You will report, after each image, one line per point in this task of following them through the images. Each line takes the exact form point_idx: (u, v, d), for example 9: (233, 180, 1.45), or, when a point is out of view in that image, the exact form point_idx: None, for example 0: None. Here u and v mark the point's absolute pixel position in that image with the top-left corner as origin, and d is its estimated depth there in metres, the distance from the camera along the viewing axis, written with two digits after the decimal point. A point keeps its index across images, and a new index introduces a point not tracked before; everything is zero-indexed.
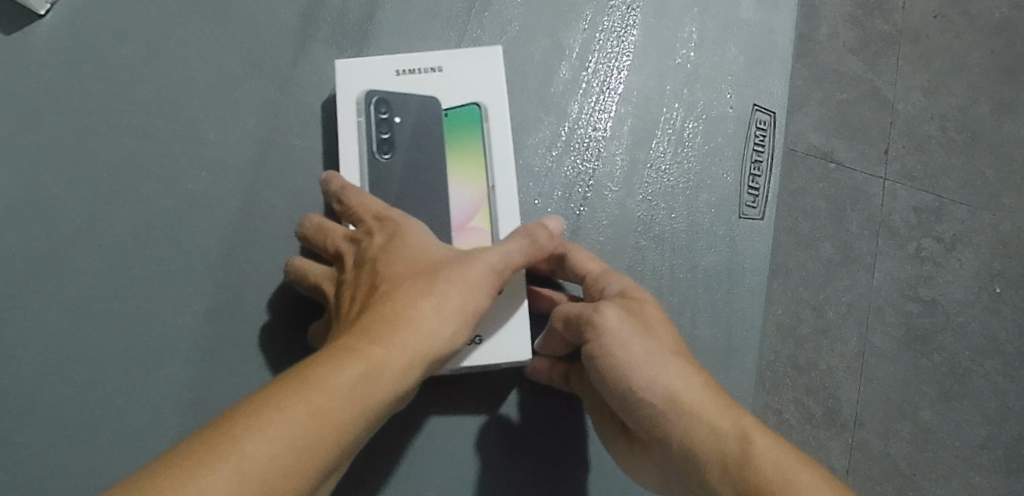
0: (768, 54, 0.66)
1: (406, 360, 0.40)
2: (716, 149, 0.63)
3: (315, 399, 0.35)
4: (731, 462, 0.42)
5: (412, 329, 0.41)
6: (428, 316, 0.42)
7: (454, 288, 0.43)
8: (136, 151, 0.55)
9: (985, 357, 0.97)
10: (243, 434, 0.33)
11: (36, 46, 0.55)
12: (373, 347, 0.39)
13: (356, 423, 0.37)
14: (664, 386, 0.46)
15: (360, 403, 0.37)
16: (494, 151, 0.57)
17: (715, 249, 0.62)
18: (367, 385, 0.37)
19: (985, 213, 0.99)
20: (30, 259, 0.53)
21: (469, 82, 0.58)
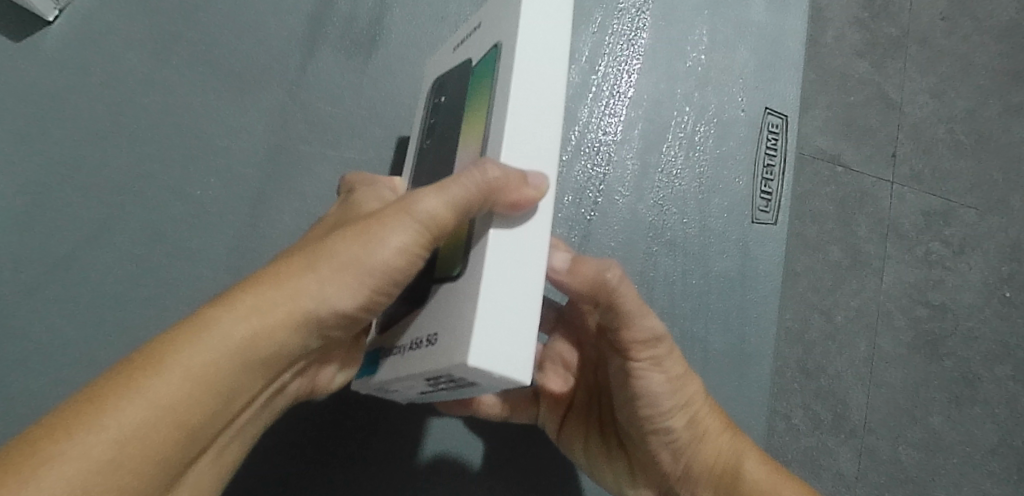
0: (779, 57, 0.65)
1: (263, 328, 0.32)
2: (727, 153, 0.62)
3: (141, 382, 0.30)
4: (722, 484, 0.48)
5: (281, 291, 0.33)
6: (306, 275, 0.33)
7: (350, 239, 0.34)
8: (143, 157, 0.55)
9: (996, 362, 0.96)
10: (49, 434, 0.28)
11: (45, 52, 0.54)
12: (220, 314, 0.32)
13: (194, 403, 0.31)
14: (687, 418, 0.46)
15: (196, 384, 0.31)
16: (494, 102, 0.39)
17: (728, 255, 0.61)
18: (211, 356, 0.31)
19: (994, 217, 0.98)
20: (31, 261, 0.52)
21: (496, 23, 0.42)
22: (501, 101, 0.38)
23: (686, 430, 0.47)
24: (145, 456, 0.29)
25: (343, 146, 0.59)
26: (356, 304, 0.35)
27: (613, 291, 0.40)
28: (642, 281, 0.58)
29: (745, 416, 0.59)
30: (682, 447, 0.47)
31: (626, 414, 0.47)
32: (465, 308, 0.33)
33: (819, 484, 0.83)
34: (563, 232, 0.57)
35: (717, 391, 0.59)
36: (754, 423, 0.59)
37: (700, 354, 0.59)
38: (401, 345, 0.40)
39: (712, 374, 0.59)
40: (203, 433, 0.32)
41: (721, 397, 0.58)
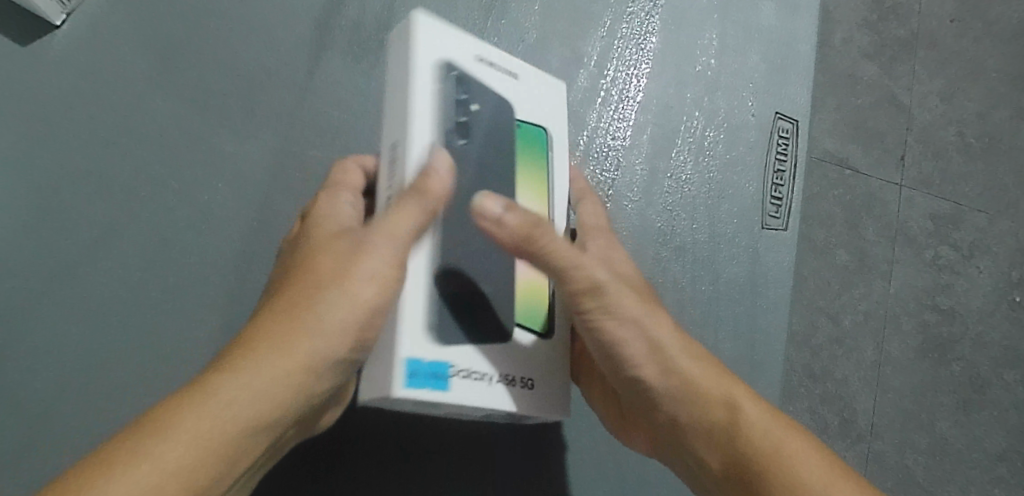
0: (790, 61, 0.65)
1: (265, 397, 0.34)
2: (737, 158, 0.62)
3: (152, 454, 0.31)
4: (719, 442, 0.41)
5: (273, 360, 0.35)
6: (296, 342, 0.35)
7: (333, 299, 0.36)
8: (152, 160, 0.55)
9: (1006, 368, 0.94)
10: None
11: (54, 56, 0.54)
12: (217, 386, 0.34)
13: (205, 470, 0.33)
14: (659, 366, 0.41)
15: (198, 449, 0.32)
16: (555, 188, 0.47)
17: (738, 260, 0.61)
18: (208, 424, 0.33)
19: (1003, 221, 0.97)
20: (42, 265, 0.52)
21: (532, 100, 0.46)
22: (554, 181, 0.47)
23: (661, 383, 0.42)
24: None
25: (352, 150, 0.59)
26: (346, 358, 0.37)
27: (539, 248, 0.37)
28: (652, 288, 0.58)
29: None
30: (662, 404, 0.42)
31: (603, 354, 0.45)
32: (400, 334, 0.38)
33: None
34: None
35: None
36: None
37: None
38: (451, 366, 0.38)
39: None
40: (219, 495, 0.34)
41: None
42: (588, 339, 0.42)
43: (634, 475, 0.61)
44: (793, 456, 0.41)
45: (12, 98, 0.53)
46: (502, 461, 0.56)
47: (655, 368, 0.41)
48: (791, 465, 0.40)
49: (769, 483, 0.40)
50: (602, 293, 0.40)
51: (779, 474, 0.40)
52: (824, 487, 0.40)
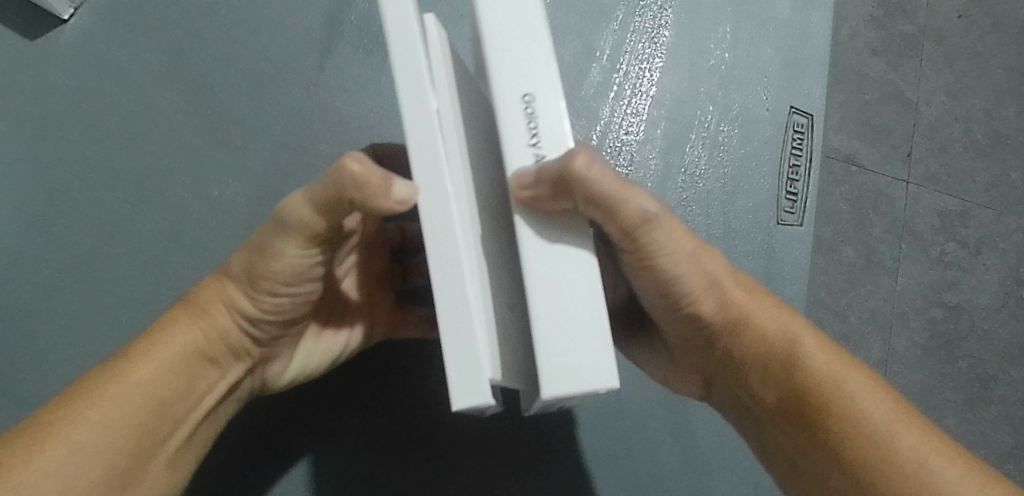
0: (806, 55, 0.64)
1: (200, 330, 0.42)
2: (752, 153, 0.61)
3: (124, 374, 0.39)
4: (778, 372, 0.42)
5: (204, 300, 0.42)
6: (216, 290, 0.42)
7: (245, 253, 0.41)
8: (160, 156, 0.55)
9: (1013, 365, 0.93)
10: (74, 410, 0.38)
11: (60, 50, 0.54)
12: (181, 312, 0.42)
13: (161, 382, 0.40)
14: (710, 305, 0.42)
15: (161, 375, 0.40)
16: None
17: (753, 256, 0.60)
18: (161, 359, 0.40)
19: (1012, 217, 0.96)
20: (60, 263, 0.53)
21: None
22: None
23: (715, 318, 0.43)
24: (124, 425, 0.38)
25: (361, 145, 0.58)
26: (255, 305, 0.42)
27: (580, 187, 0.31)
28: None
29: None
30: (718, 340, 0.44)
31: (648, 296, 0.43)
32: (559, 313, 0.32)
33: None
34: None
35: None
36: None
37: None
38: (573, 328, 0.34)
39: None
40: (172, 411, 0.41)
41: None
42: (641, 275, 0.40)
43: (646, 475, 0.62)
44: (853, 388, 0.40)
45: (22, 95, 0.53)
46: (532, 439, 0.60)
47: (711, 303, 0.42)
48: (852, 398, 0.40)
49: (828, 417, 0.40)
50: (655, 222, 0.36)
51: (837, 411, 0.39)
52: (889, 423, 0.39)
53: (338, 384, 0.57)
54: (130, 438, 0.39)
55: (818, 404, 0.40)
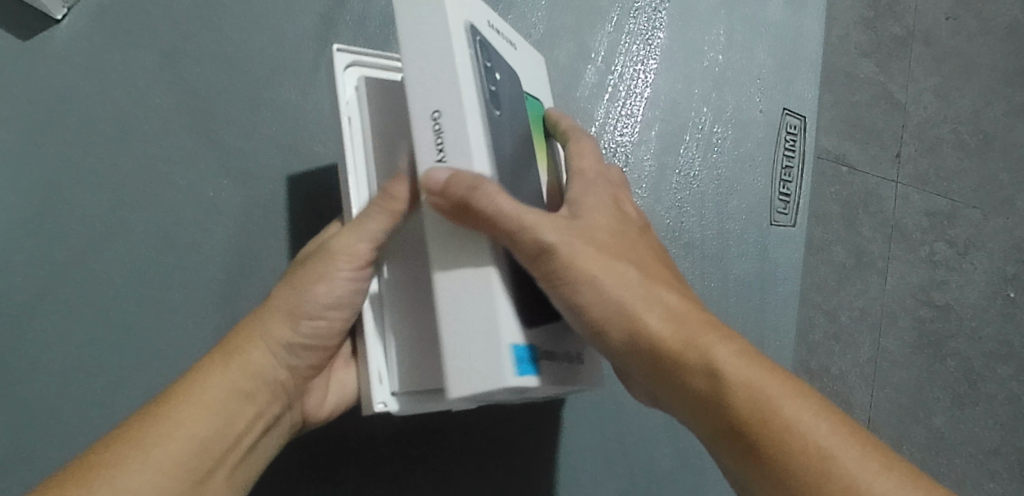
0: (798, 57, 0.65)
1: (242, 365, 0.39)
2: (745, 155, 0.62)
3: (165, 419, 0.36)
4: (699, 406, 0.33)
5: (243, 333, 0.41)
6: (254, 323, 0.41)
7: (286, 288, 0.41)
8: (152, 156, 0.54)
9: (999, 363, 0.95)
10: (118, 452, 0.34)
11: (52, 49, 0.52)
12: (218, 354, 0.40)
13: (207, 417, 0.37)
14: (614, 331, 0.35)
15: (204, 417, 0.37)
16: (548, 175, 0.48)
17: (747, 256, 0.60)
18: (202, 401, 0.37)
19: (998, 217, 0.97)
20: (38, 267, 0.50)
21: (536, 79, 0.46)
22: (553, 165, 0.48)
23: (636, 344, 0.35)
24: (167, 463, 0.34)
25: None
26: (296, 335, 0.41)
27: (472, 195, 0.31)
28: None
29: None
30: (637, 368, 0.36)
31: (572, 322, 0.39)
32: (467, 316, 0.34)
33: None
34: None
35: None
36: None
37: None
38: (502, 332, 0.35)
39: None
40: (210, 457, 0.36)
41: None
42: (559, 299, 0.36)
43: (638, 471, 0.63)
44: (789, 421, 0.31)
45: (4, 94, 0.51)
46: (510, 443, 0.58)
47: (617, 330, 0.35)
48: (787, 434, 0.30)
49: (768, 461, 0.30)
50: (555, 247, 0.34)
51: (770, 447, 0.30)
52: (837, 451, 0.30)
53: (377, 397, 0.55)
54: (179, 477, 0.35)
55: (749, 438, 0.31)
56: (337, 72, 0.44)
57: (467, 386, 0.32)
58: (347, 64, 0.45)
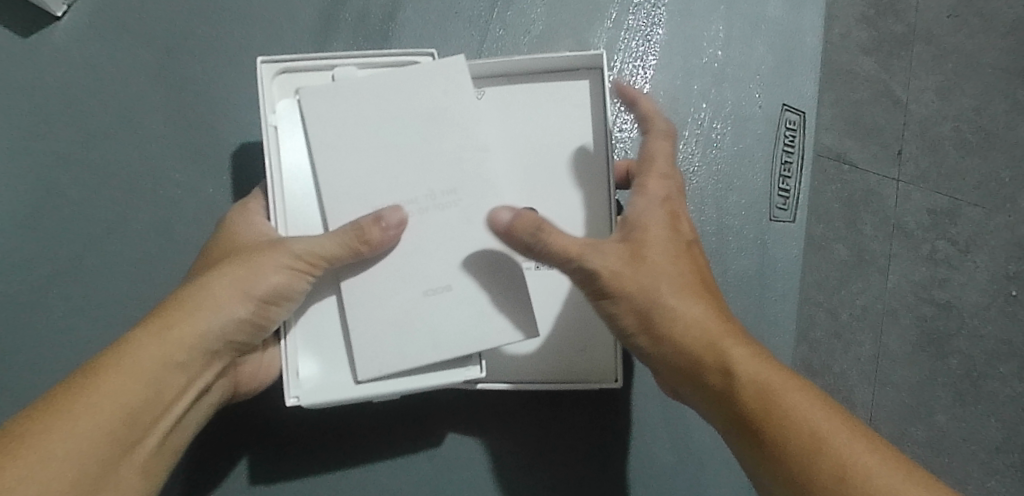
0: (799, 51, 0.64)
1: (190, 342, 0.45)
2: (745, 150, 0.61)
3: (100, 386, 0.42)
4: (714, 399, 0.46)
5: (191, 311, 0.46)
6: (206, 303, 0.46)
7: (238, 272, 0.46)
8: (159, 155, 0.56)
9: (1003, 361, 0.94)
10: (45, 421, 0.41)
11: (61, 54, 0.55)
12: (150, 332, 0.45)
13: (155, 384, 0.44)
14: (683, 361, 0.47)
15: (128, 398, 0.43)
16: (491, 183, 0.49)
17: (746, 252, 0.60)
18: (121, 384, 0.43)
19: (1001, 215, 0.96)
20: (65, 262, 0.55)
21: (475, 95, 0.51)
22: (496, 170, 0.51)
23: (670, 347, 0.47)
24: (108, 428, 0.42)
25: None
26: (247, 316, 0.47)
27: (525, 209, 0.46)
28: None
29: None
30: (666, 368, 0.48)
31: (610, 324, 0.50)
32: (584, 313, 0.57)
33: None
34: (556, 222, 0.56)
35: None
36: None
37: None
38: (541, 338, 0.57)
39: None
40: (138, 426, 0.43)
41: None
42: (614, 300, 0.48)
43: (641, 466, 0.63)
44: (790, 405, 0.43)
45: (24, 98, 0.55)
46: (534, 445, 0.61)
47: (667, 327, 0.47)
48: (781, 424, 0.43)
49: (761, 438, 0.43)
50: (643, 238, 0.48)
51: (769, 438, 0.43)
52: (815, 438, 0.42)
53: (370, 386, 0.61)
54: (108, 443, 0.42)
55: (753, 426, 0.44)
56: (265, 78, 0.51)
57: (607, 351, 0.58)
58: (275, 73, 0.51)
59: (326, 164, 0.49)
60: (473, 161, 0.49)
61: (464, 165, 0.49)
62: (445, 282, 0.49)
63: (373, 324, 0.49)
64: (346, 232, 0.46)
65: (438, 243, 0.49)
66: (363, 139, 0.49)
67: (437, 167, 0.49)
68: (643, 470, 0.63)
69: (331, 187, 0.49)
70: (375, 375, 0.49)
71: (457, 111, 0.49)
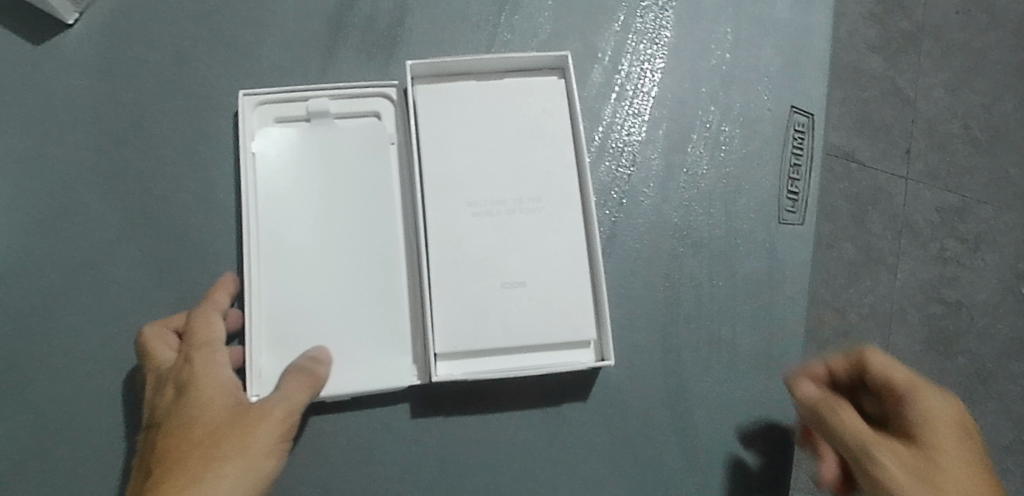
0: (806, 53, 0.63)
1: (233, 482, 0.40)
2: (753, 153, 0.61)
3: None
4: None
5: (252, 460, 0.41)
6: (231, 453, 0.41)
7: (269, 403, 0.45)
8: (164, 159, 0.56)
9: (1012, 359, 0.94)
10: None
11: (72, 59, 0.56)
12: (202, 465, 0.40)
13: None
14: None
15: None
16: (557, 186, 0.55)
17: (752, 254, 0.59)
18: None
19: (1010, 213, 0.96)
20: (65, 266, 0.53)
21: (544, 105, 0.57)
22: (526, 170, 0.55)
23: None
24: None
25: None
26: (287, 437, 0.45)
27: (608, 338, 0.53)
28: (666, 283, 0.58)
29: (771, 418, 0.57)
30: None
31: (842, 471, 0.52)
32: (568, 311, 0.54)
33: None
34: (604, 206, 0.59)
35: (742, 390, 0.57)
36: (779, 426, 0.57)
37: (726, 356, 0.58)
38: (528, 339, 0.53)
39: (736, 375, 0.57)
40: None
41: (745, 397, 0.57)
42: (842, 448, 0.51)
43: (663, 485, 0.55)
44: None
45: (34, 102, 0.55)
46: (568, 448, 0.55)
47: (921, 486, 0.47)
48: None
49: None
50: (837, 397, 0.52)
51: None
52: None
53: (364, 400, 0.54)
54: None
55: None
56: (244, 108, 0.54)
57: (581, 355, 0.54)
58: (255, 105, 0.55)
59: (430, 160, 0.55)
60: (559, 176, 0.56)
61: (550, 178, 0.55)
62: (520, 278, 0.54)
63: (458, 306, 0.53)
64: (302, 375, 0.48)
65: (520, 239, 0.54)
66: (468, 142, 0.55)
67: (528, 175, 0.55)
68: (673, 484, 0.55)
69: (437, 180, 0.55)
70: (457, 351, 0.53)
71: (554, 121, 0.57)
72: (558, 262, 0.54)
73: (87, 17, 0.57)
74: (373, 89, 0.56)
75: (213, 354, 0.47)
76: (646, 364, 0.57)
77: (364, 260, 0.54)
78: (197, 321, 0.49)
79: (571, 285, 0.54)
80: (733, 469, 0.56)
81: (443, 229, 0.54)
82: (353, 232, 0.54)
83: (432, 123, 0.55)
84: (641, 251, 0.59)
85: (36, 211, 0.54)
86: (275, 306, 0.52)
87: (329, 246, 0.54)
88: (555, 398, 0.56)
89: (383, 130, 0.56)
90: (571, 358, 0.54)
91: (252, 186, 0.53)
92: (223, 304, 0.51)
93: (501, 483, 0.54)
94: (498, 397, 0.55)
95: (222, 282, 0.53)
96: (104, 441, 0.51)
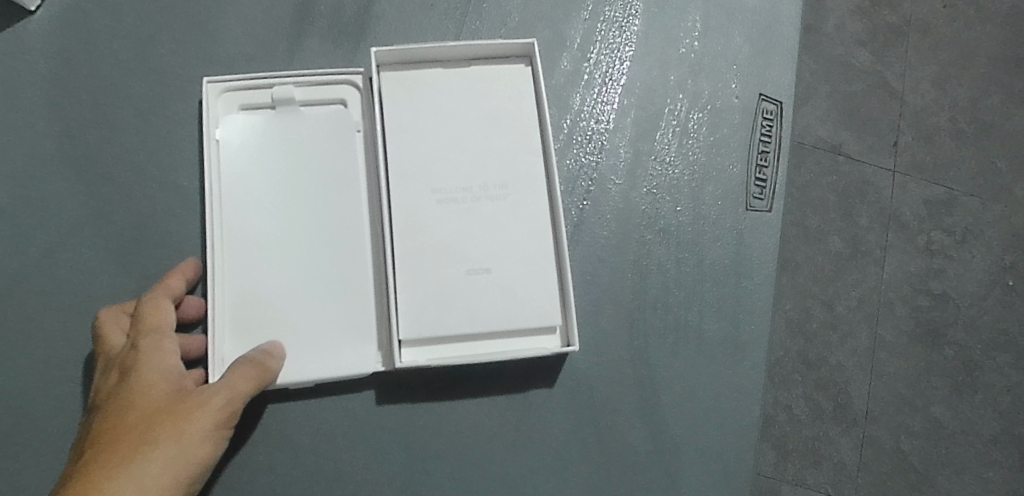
0: (775, 41, 0.63)
1: (160, 471, 0.42)
2: (721, 141, 0.61)
3: None
4: None
5: (184, 448, 0.43)
6: (162, 442, 0.42)
7: (209, 394, 0.45)
8: (134, 149, 0.56)
9: (998, 351, 0.93)
10: None
11: (42, 51, 0.56)
12: (131, 453, 0.42)
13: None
14: None
15: None
16: (524, 173, 0.55)
17: (722, 242, 0.59)
18: None
19: (996, 205, 0.96)
20: (34, 256, 0.54)
21: (509, 93, 0.57)
22: (491, 157, 0.56)
23: None
24: None
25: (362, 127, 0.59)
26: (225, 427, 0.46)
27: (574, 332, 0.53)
28: (636, 270, 0.58)
29: (746, 407, 0.57)
30: None
31: None
32: (534, 297, 0.54)
33: (819, 473, 0.86)
34: (573, 194, 0.59)
35: (715, 379, 0.57)
36: (753, 414, 0.57)
37: (698, 345, 0.58)
38: (494, 325, 0.53)
39: (710, 364, 0.57)
40: None
41: (719, 385, 0.57)
42: None
43: (637, 476, 0.55)
44: None
45: (2, 92, 0.55)
46: (540, 436, 0.55)
47: None
48: None
49: None
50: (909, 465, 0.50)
51: None
52: None
53: (331, 387, 0.55)
54: None
55: None
56: (208, 96, 0.54)
57: (546, 341, 0.55)
58: (219, 93, 0.55)
59: (395, 146, 0.55)
60: (525, 162, 0.56)
61: (516, 165, 0.55)
62: (485, 265, 0.54)
63: (422, 293, 0.53)
64: (251, 364, 0.48)
65: (485, 226, 0.54)
66: (434, 129, 0.56)
67: (493, 162, 0.55)
68: (646, 473, 0.55)
69: (401, 167, 0.55)
70: (420, 337, 0.53)
71: (521, 109, 0.57)
72: (523, 249, 0.54)
73: (60, 12, 0.57)
74: (338, 77, 0.56)
75: (159, 342, 0.48)
76: (618, 353, 0.57)
77: (329, 247, 0.54)
78: (148, 306, 0.49)
79: (536, 272, 0.54)
80: (707, 458, 0.56)
81: (407, 216, 0.54)
82: (317, 220, 0.54)
83: (397, 111, 0.56)
84: (612, 238, 0.59)
85: (5, 202, 0.54)
86: (239, 292, 0.53)
87: (294, 233, 0.54)
88: (521, 384, 0.56)
89: (349, 118, 0.56)
90: (536, 344, 0.54)
91: (217, 174, 0.54)
92: (176, 290, 0.51)
93: (472, 471, 0.54)
94: (467, 384, 0.56)
95: (181, 267, 0.53)
96: (71, 431, 0.51)
